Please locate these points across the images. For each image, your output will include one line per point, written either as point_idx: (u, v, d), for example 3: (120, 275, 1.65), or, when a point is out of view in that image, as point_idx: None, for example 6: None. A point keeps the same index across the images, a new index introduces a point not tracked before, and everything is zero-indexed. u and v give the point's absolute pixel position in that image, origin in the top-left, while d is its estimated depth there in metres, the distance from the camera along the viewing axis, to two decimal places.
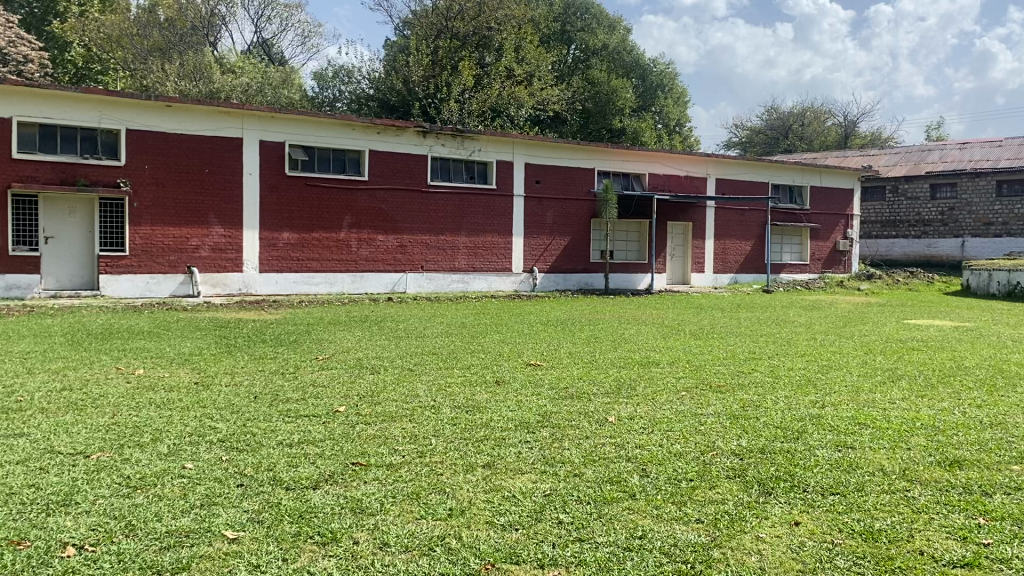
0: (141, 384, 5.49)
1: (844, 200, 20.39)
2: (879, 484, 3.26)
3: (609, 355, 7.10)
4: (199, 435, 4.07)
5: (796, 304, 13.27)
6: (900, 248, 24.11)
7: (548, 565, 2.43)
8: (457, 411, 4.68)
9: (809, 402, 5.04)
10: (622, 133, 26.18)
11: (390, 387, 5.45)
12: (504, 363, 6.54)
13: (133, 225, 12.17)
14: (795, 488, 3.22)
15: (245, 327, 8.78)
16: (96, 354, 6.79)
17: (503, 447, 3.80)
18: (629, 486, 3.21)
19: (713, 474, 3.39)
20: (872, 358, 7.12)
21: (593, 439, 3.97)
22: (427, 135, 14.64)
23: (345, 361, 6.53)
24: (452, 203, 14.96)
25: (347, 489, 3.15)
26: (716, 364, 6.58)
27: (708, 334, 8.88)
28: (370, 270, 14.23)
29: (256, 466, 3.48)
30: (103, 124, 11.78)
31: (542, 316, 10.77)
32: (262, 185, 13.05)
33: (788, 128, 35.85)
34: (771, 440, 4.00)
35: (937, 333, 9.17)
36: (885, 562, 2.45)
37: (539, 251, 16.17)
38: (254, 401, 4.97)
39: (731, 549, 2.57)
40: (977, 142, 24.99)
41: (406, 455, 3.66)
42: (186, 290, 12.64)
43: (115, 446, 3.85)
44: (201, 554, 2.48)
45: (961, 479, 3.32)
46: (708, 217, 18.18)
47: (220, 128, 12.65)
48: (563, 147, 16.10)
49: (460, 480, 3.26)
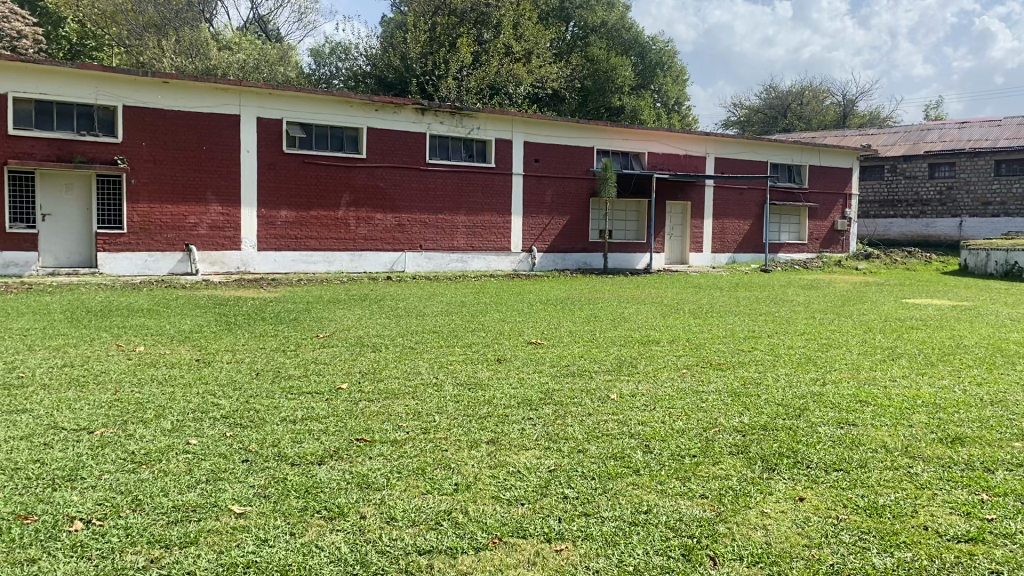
0: (142, 360, 5.49)
1: (843, 179, 20.36)
2: (882, 461, 3.28)
3: (609, 334, 7.10)
4: (203, 411, 4.08)
5: (794, 283, 13.28)
6: (898, 228, 24.12)
7: (555, 538, 2.44)
8: (459, 388, 4.70)
9: (810, 379, 5.06)
10: (621, 111, 26.08)
11: (392, 364, 5.46)
12: (505, 341, 6.54)
13: (130, 203, 12.12)
14: (798, 464, 3.23)
15: (244, 305, 8.78)
16: (95, 330, 6.79)
17: (507, 423, 3.81)
18: (633, 462, 3.22)
19: (717, 450, 3.41)
20: (872, 337, 7.13)
21: (596, 416, 3.97)
22: (425, 113, 14.55)
23: (345, 339, 6.54)
24: (451, 181, 14.91)
25: (353, 465, 3.15)
26: (716, 343, 6.60)
27: (708, 313, 8.88)
28: (369, 249, 14.21)
29: (261, 442, 3.48)
30: (99, 100, 11.71)
31: (542, 295, 10.75)
32: (259, 163, 12.98)
33: (786, 107, 35.75)
34: (774, 417, 4.01)
35: (935, 312, 9.19)
36: (890, 537, 2.46)
37: (538, 230, 16.14)
38: (255, 377, 4.98)
39: (736, 523, 2.58)
40: (976, 121, 24.91)
41: (411, 431, 3.67)
42: (184, 268, 12.62)
43: (119, 421, 3.85)
44: (209, 528, 2.49)
45: (963, 456, 3.34)
46: (707, 197, 18.15)
47: (217, 105, 12.57)
48: (562, 125, 16.02)
49: (465, 456, 3.27)
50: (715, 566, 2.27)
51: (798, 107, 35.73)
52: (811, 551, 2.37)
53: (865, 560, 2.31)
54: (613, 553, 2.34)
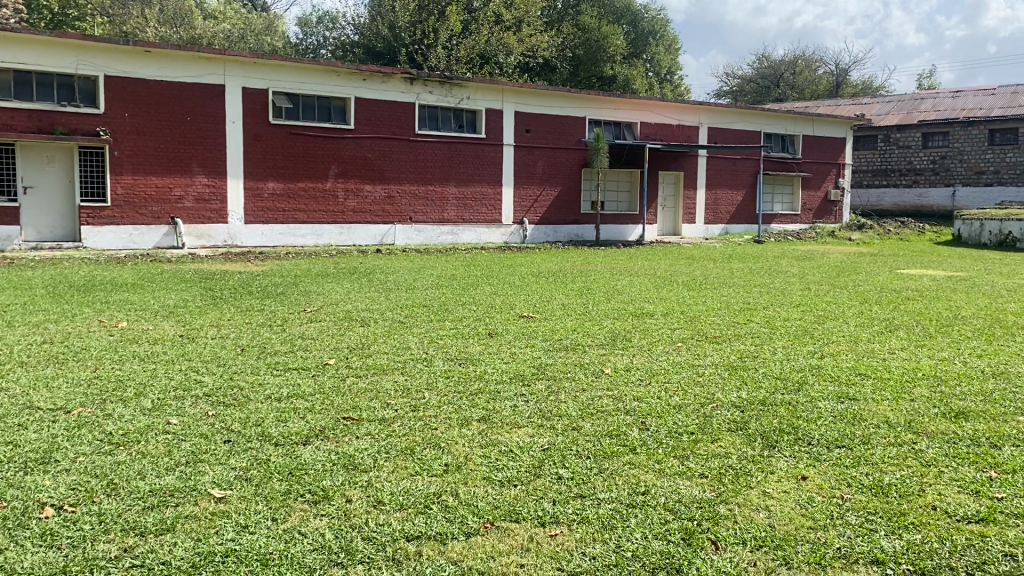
0: (124, 337, 5.35)
1: (836, 148, 20.22)
2: (886, 437, 3.18)
3: (603, 306, 6.98)
4: (185, 389, 3.96)
5: (788, 254, 13.18)
6: (891, 198, 24.02)
7: (549, 523, 2.33)
8: (450, 363, 4.58)
9: (808, 352, 4.96)
10: (613, 81, 25.80)
11: (381, 339, 5.34)
12: (497, 315, 6.41)
13: (114, 175, 11.89)
14: (799, 441, 3.13)
15: (231, 279, 8.62)
16: (77, 306, 6.61)
17: (498, 400, 3.69)
18: (629, 440, 3.11)
19: (715, 427, 3.30)
20: (868, 308, 7.04)
21: (591, 392, 3.87)
22: (414, 82, 14.30)
23: (333, 313, 6.40)
24: (441, 152, 14.71)
25: (339, 445, 3.04)
26: (711, 315, 6.48)
27: (701, 285, 8.76)
28: (358, 221, 14.04)
29: (243, 422, 3.35)
30: (80, 70, 11.44)
31: (534, 267, 10.62)
32: (245, 134, 12.74)
33: (779, 77, 35.48)
34: (773, 392, 3.92)
35: (932, 283, 9.09)
36: (898, 518, 2.37)
37: (529, 202, 15.98)
38: (240, 353, 4.86)
39: (737, 505, 2.48)
40: (970, 90, 24.76)
41: (399, 409, 3.55)
42: (170, 242, 12.44)
43: (97, 400, 3.72)
44: (186, 514, 2.37)
45: (969, 431, 3.25)
46: (700, 167, 17.99)
47: (201, 75, 12.31)
48: (553, 95, 15.79)
49: (455, 435, 3.16)
50: (717, 551, 2.17)
51: (791, 77, 35.43)
52: (816, 534, 2.27)
53: (873, 542, 2.21)
54: (610, 537, 2.24)
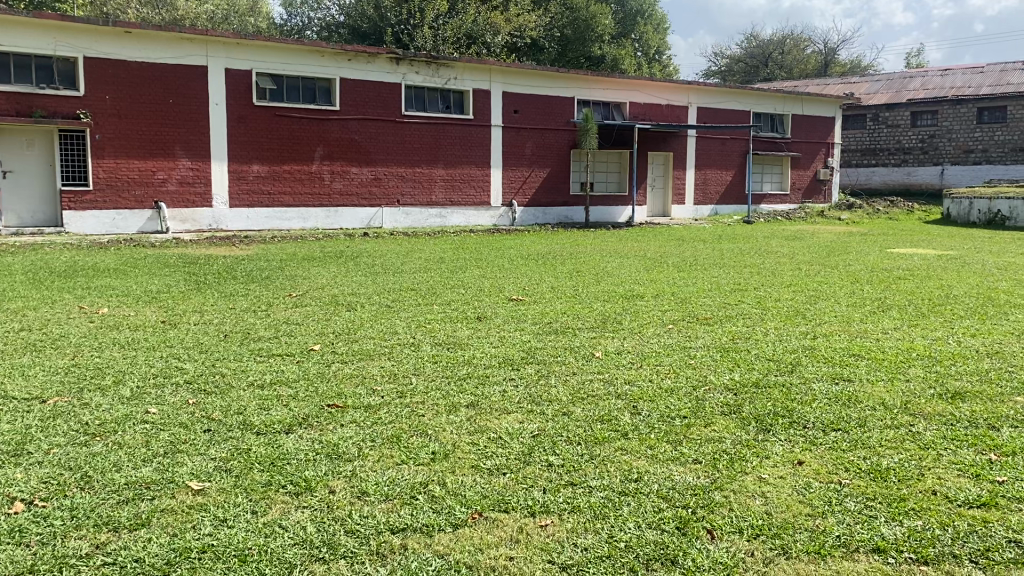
0: (104, 323, 5.23)
1: (825, 128, 20.16)
2: (882, 419, 3.12)
3: (593, 289, 6.89)
4: (165, 377, 3.86)
5: (778, 234, 13.13)
6: (880, 177, 23.98)
7: (539, 512, 2.26)
8: (438, 348, 4.49)
9: (801, 333, 4.89)
10: (601, 61, 25.59)
11: (368, 323, 5.24)
12: (485, 298, 6.32)
13: (95, 159, 11.71)
14: (795, 424, 3.07)
15: (216, 263, 8.49)
16: (57, 292, 6.48)
17: (486, 386, 3.62)
18: (621, 425, 3.04)
19: (708, 411, 3.23)
20: (859, 288, 6.98)
21: (581, 376, 3.80)
22: (400, 63, 14.13)
23: (319, 298, 6.29)
24: (428, 134, 14.56)
25: (323, 434, 2.95)
26: (702, 296, 6.40)
27: (691, 266, 8.69)
28: (345, 204, 13.90)
29: (225, 410, 3.26)
30: (58, 52, 11.22)
31: (523, 249, 10.52)
32: (229, 116, 12.56)
33: (767, 57, 35.31)
34: (766, 374, 3.85)
35: (921, 262, 9.05)
36: (898, 504, 2.30)
37: (518, 183, 15.85)
38: (223, 339, 4.75)
39: (733, 491, 2.41)
40: (959, 68, 24.68)
41: (386, 395, 3.47)
42: (154, 226, 12.28)
43: (75, 389, 3.62)
44: (163, 508, 2.29)
45: (965, 412, 3.19)
46: (689, 148, 17.89)
47: (183, 56, 12.10)
48: (541, 75, 15.64)
49: (442, 421, 3.08)
50: (714, 540, 2.09)
51: (779, 57, 35.27)
52: (815, 521, 2.20)
53: (873, 530, 2.14)
54: (602, 528, 2.16)
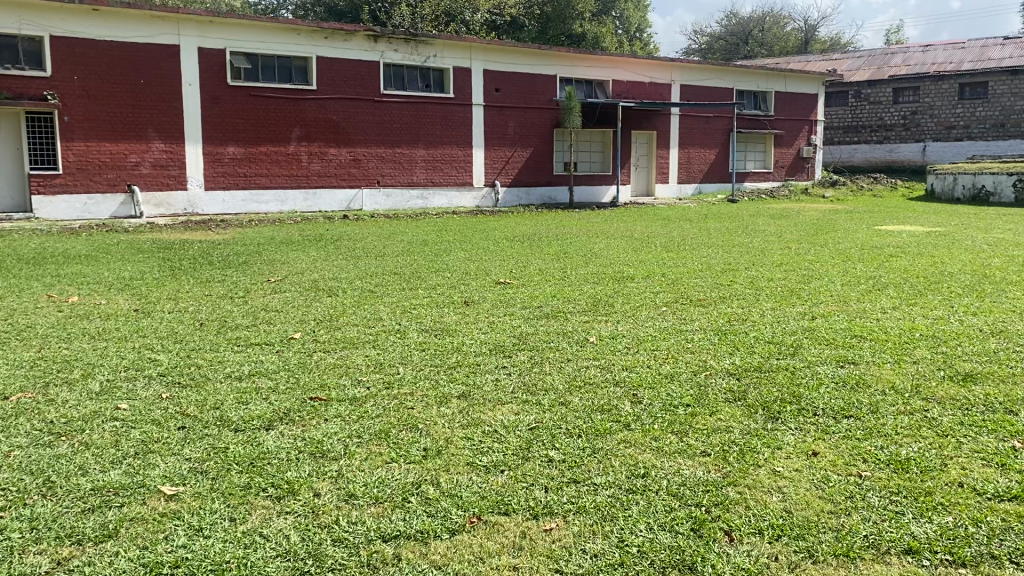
0: (74, 312, 5.00)
1: (808, 105, 20.05)
2: (894, 404, 2.98)
3: (581, 271, 6.72)
4: (137, 369, 3.65)
5: (763, 212, 13.01)
6: (862, 154, 23.93)
7: (543, 515, 2.09)
8: (424, 334, 4.31)
9: (799, 314, 4.74)
10: (582, 39, 25.27)
11: (350, 309, 5.04)
12: (472, 282, 6.13)
13: (65, 142, 11.37)
14: (804, 411, 2.92)
15: (190, 248, 8.23)
16: (25, 280, 6.23)
17: (477, 375, 3.44)
18: (622, 415, 2.87)
19: (713, 398, 3.07)
20: (852, 266, 6.85)
21: (576, 362, 3.63)
22: (378, 40, 13.83)
23: (299, 283, 6.08)
24: (408, 113, 14.28)
25: (305, 430, 2.77)
26: (694, 277, 6.25)
27: (680, 246, 8.54)
28: (324, 187, 13.62)
29: (200, 405, 3.06)
30: (23, 30, 10.85)
31: (508, 231, 10.34)
32: (203, 96, 12.23)
33: (748, 34, 35.13)
34: (767, 357, 3.70)
35: (911, 239, 8.97)
36: (924, 498, 2.15)
37: (500, 164, 15.62)
38: (198, 328, 4.53)
39: (748, 487, 2.25)
40: (940, 44, 24.61)
41: (372, 387, 3.28)
42: (127, 211, 11.96)
43: (40, 384, 3.41)
44: (132, 516, 2.10)
45: (980, 395, 3.05)
46: (672, 126, 17.72)
47: (154, 34, 11.75)
48: (523, 52, 15.38)
49: (433, 414, 2.91)
50: (732, 543, 1.94)
51: (760, 34, 35.09)
52: (838, 520, 2.05)
53: (902, 529, 1.99)
54: (611, 530, 2.00)
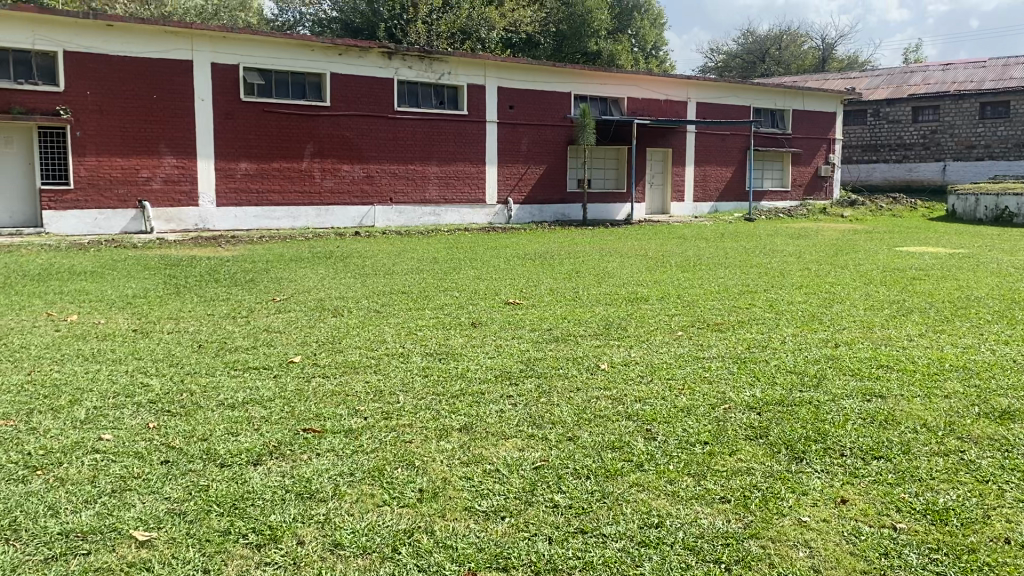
0: (71, 332, 4.86)
1: (827, 124, 19.84)
2: (928, 444, 2.77)
3: (594, 291, 6.55)
4: (127, 395, 3.48)
5: (781, 232, 12.78)
6: (881, 173, 23.68)
7: (545, 571, 1.91)
8: (429, 359, 4.14)
9: (820, 340, 4.54)
10: (598, 56, 25.17)
11: (354, 331, 4.89)
12: (480, 302, 5.97)
13: (76, 156, 11.33)
14: (830, 451, 2.72)
15: (198, 265, 8.13)
16: (27, 297, 6.12)
17: (481, 405, 3.24)
18: (635, 453, 2.68)
19: (731, 435, 2.87)
20: (875, 289, 6.65)
21: (585, 393, 3.43)
22: (392, 57, 13.76)
23: (304, 302, 5.94)
24: (421, 130, 14.18)
25: (295, 466, 2.60)
26: (710, 299, 6.06)
27: (696, 265, 8.35)
28: (336, 203, 13.52)
29: (187, 436, 2.90)
30: (37, 45, 10.83)
31: (520, 249, 10.19)
32: (216, 112, 12.18)
33: (765, 52, 35.00)
34: (790, 390, 3.49)
35: (933, 261, 8.74)
36: (968, 558, 1.95)
37: (514, 180, 15.49)
38: (197, 350, 4.38)
39: (771, 540, 2.06)
40: (960, 63, 24.37)
41: (369, 417, 3.11)
42: (138, 226, 11.89)
43: (23, 410, 3.25)
44: (98, 567, 1.94)
45: (1019, 436, 2.83)
46: (688, 144, 17.54)
47: (167, 50, 11.71)
48: (538, 69, 15.28)
49: (431, 450, 2.72)
50: None
51: (777, 52, 34.91)
52: None
53: None
54: None
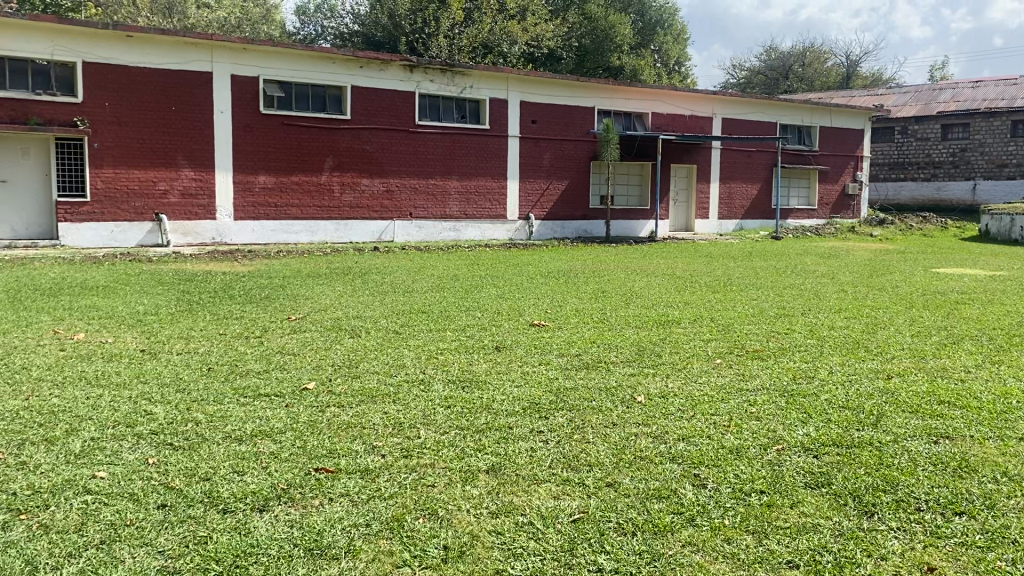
0: (76, 352, 4.63)
1: (854, 140, 19.49)
2: (1015, 498, 2.45)
3: (622, 312, 6.27)
4: (128, 426, 3.22)
5: (811, 251, 12.44)
6: (908, 192, 23.27)
7: None
8: (451, 387, 3.84)
9: (871, 371, 4.22)
10: (620, 71, 24.95)
11: (372, 354, 4.61)
12: (504, 323, 5.70)
13: (93, 168, 11.20)
14: (905, 504, 2.42)
15: (213, 281, 7.92)
16: (35, 313, 5.92)
17: (510, 442, 2.96)
18: (684, 504, 2.39)
19: (789, 483, 2.58)
20: (919, 314, 6.34)
21: (623, 430, 3.13)
22: (414, 70, 13.58)
23: (320, 322, 5.70)
24: (442, 144, 13.98)
25: (306, 514, 2.33)
26: (746, 323, 5.75)
27: (726, 286, 8.04)
28: (355, 218, 13.33)
29: (188, 476, 2.63)
30: (56, 56, 10.72)
31: (541, 266, 9.93)
32: (235, 125, 12.04)
33: (788, 69, 34.70)
34: (847, 429, 3.19)
35: (974, 283, 8.39)
36: None
37: (535, 196, 15.25)
38: (205, 374, 4.13)
39: None
40: (990, 80, 23.97)
41: (389, 456, 2.83)
42: (154, 239, 11.74)
43: (14, 442, 3.00)
44: None
45: None
46: (714, 160, 17.25)
47: (187, 61, 11.59)
48: (561, 83, 15.09)
49: (457, 495, 2.45)
50: None
51: (800, 69, 34.60)
52: None
53: None
54: None
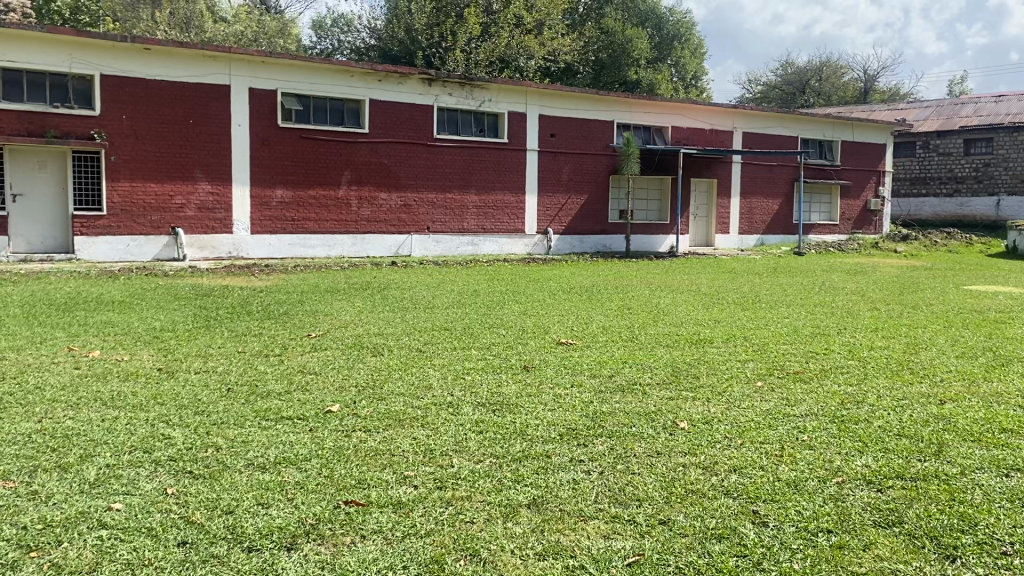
0: (91, 370, 4.48)
1: (876, 155, 19.26)
2: None
3: (651, 330, 6.07)
4: (146, 451, 3.05)
5: (836, 267, 12.19)
6: (930, 208, 22.96)
7: None
8: (481, 411, 3.66)
9: (922, 396, 3.99)
10: (637, 86, 24.84)
11: (395, 374, 4.43)
12: (531, 342, 5.51)
13: (110, 181, 11.12)
14: (990, 547, 2.21)
15: (229, 296, 7.77)
16: (50, 329, 5.78)
17: (550, 473, 2.78)
18: (747, 545, 2.20)
19: (857, 521, 2.38)
20: (960, 332, 6.12)
21: (669, 460, 2.93)
22: (432, 84, 13.48)
23: (341, 339, 5.54)
24: (460, 157, 13.86)
25: (337, 553, 2.15)
26: (781, 343, 5.54)
27: (755, 303, 7.84)
28: (372, 232, 13.20)
29: (209, 509, 2.46)
30: (73, 69, 10.68)
31: (563, 282, 9.72)
32: (253, 138, 11.95)
33: (805, 84, 34.54)
34: (910, 459, 2.99)
35: (1010, 301, 8.11)
36: None
37: (553, 211, 15.09)
38: (224, 396, 3.96)
39: None
40: (1014, 95, 23.72)
41: (423, 487, 2.66)
42: (170, 253, 11.63)
43: (26, 469, 2.84)
44: None
45: None
46: (734, 174, 17.06)
47: (205, 74, 11.53)
48: (581, 97, 14.96)
49: (499, 534, 2.27)
50: None
51: (817, 84, 34.46)
52: None
53: None
54: None
